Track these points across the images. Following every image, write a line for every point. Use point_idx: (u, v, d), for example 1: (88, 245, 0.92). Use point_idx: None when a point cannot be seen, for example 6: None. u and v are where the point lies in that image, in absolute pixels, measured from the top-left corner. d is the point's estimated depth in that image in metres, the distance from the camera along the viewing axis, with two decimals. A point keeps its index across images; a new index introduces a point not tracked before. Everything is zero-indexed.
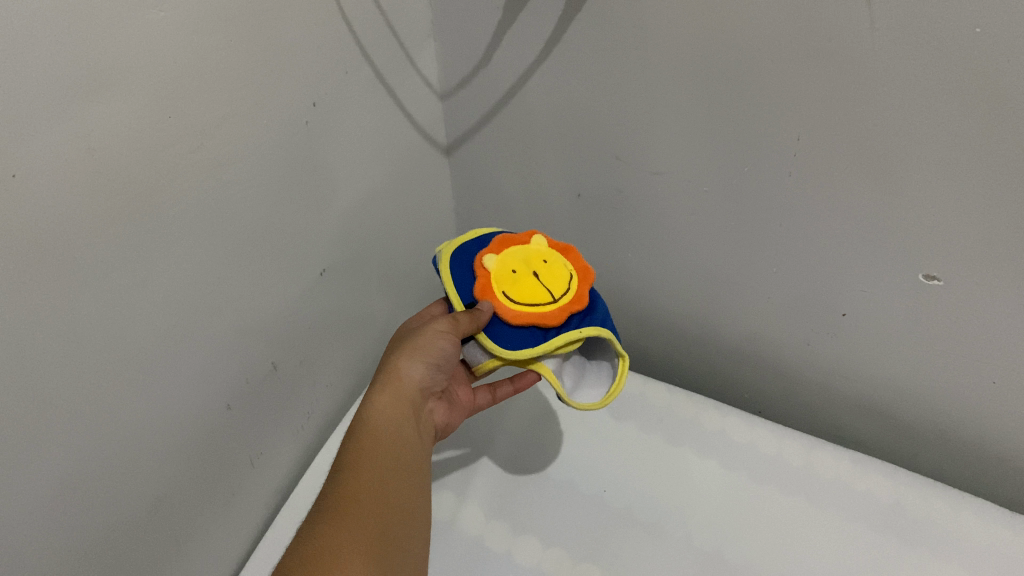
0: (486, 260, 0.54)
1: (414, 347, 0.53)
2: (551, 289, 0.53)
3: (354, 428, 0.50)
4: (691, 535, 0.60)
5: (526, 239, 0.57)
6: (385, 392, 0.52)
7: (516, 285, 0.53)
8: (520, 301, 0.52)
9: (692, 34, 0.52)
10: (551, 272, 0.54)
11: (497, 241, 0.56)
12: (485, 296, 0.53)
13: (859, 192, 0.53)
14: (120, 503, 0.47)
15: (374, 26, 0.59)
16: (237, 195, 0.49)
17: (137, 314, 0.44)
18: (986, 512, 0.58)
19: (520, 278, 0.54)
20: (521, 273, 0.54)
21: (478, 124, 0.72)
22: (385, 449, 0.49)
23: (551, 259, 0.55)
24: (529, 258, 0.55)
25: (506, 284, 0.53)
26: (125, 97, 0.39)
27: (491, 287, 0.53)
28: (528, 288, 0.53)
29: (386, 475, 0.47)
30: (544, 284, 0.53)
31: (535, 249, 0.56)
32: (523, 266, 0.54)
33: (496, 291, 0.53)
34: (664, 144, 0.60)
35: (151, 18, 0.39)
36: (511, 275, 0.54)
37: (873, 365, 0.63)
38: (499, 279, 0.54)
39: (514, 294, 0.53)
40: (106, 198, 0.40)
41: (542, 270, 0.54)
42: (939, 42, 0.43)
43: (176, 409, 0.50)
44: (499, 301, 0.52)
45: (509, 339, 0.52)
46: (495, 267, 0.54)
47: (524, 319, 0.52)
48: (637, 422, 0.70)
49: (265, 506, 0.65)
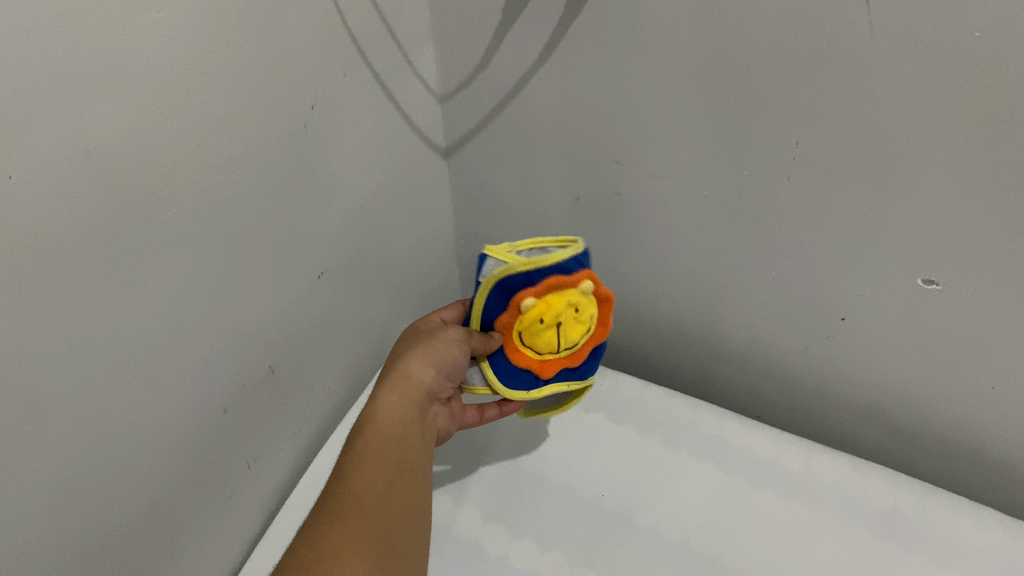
0: (525, 302, 0.52)
1: (427, 351, 0.55)
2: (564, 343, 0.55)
3: (362, 426, 0.50)
4: (689, 540, 0.60)
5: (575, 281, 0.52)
6: (394, 392, 0.53)
7: (536, 333, 0.54)
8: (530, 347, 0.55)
9: (692, 37, 0.52)
10: (574, 327, 0.54)
11: (545, 279, 0.52)
12: (501, 331, 0.55)
13: (858, 196, 0.53)
14: (116, 506, 0.46)
15: (373, 29, 0.59)
16: (235, 198, 0.49)
17: (134, 317, 0.44)
18: (983, 517, 0.58)
19: (544, 329, 0.53)
20: (548, 322, 0.53)
21: (476, 126, 0.72)
22: (391, 450, 0.49)
23: (585, 308, 0.53)
24: (565, 308, 0.52)
25: (528, 330, 0.53)
26: (122, 98, 0.39)
27: (511, 325, 0.54)
28: (543, 338, 0.54)
29: (390, 478, 0.47)
30: (558, 340, 0.54)
31: (578, 298, 0.53)
32: (553, 317, 0.53)
33: (514, 331, 0.54)
34: (663, 147, 0.60)
35: (149, 19, 0.39)
36: (537, 323, 0.53)
37: (871, 370, 0.63)
38: (525, 323, 0.53)
39: (528, 340, 0.54)
40: (102, 200, 0.39)
41: (567, 322, 0.53)
42: (939, 46, 0.43)
43: (172, 412, 0.49)
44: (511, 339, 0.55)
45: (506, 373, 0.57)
46: (527, 311, 0.52)
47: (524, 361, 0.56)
48: (635, 426, 0.70)
49: (261, 510, 0.64)
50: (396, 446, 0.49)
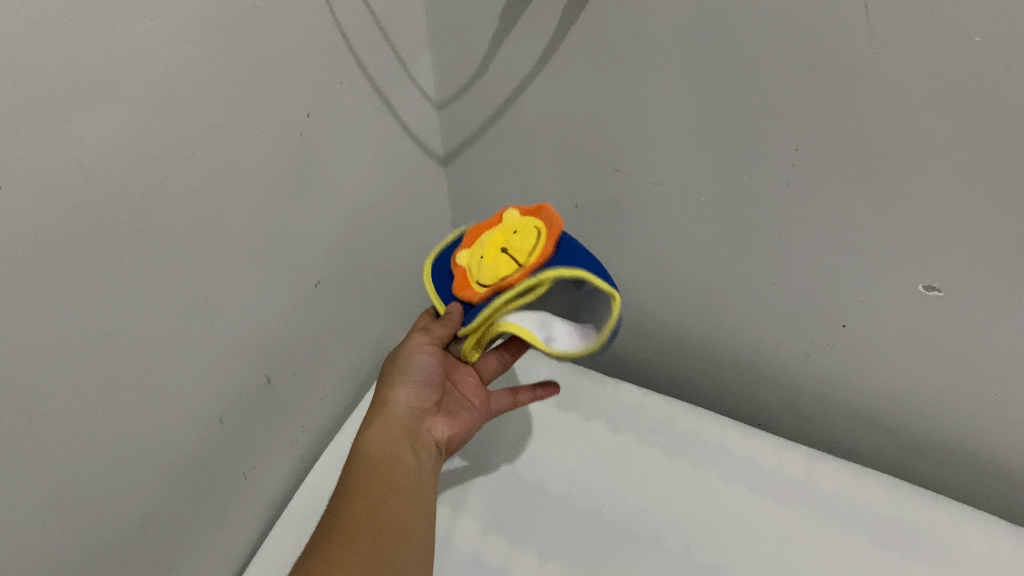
0: (458, 257, 0.55)
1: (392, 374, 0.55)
2: (517, 255, 0.50)
3: (350, 462, 0.50)
4: (690, 549, 0.59)
5: (499, 217, 0.55)
6: (374, 423, 0.52)
7: (484, 265, 0.52)
8: (487, 271, 0.51)
9: (690, 42, 0.52)
10: (518, 239, 0.51)
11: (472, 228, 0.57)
12: (461, 290, 0.54)
13: (859, 202, 0.52)
14: (110, 518, 0.46)
15: (369, 36, 0.58)
16: (230, 206, 0.49)
17: (128, 328, 0.43)
18: (986, 524, 0.58)
19: (484, 258, 0.52)
20: (486, 248, 0.52)
21: (473, 133, 0.71)
22: (377, 473, 0.49)
23: (523, 224, 0.53)
24: (498, 234, 0.53)
25: (476, 271, 0.52)
26: (114, 108, 0.38)
27: (466, 282, 0.54)
28: (495, 262, 0.51)
29: (378, 499, 0.47)
30: (509, 254, 0.51)
31: (511, 223, 0.54)
32: (489, 246, 0.52)
33: (471, 282, 0.53)
34: (661, 152, 0.60)
35: (141, 26, 0.39)
36: (479, 260, 0.52)
37: (872, 377, 0.63)
38: (472, 268, 0.53)
39: (484, 277, 0.52)
40: (94, 210, 0.39)
41: (509, 237, 0.52)
42: (939, 50, 0.43)
43: (168, 424, 0.49)
44: (472, 288, 0.52)
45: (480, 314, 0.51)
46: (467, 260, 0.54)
47: (486, 295, 0.51)
48: (635, 435, 0.69)
49: (258, 522, 0.64)
50: (384, 468, 0.49)
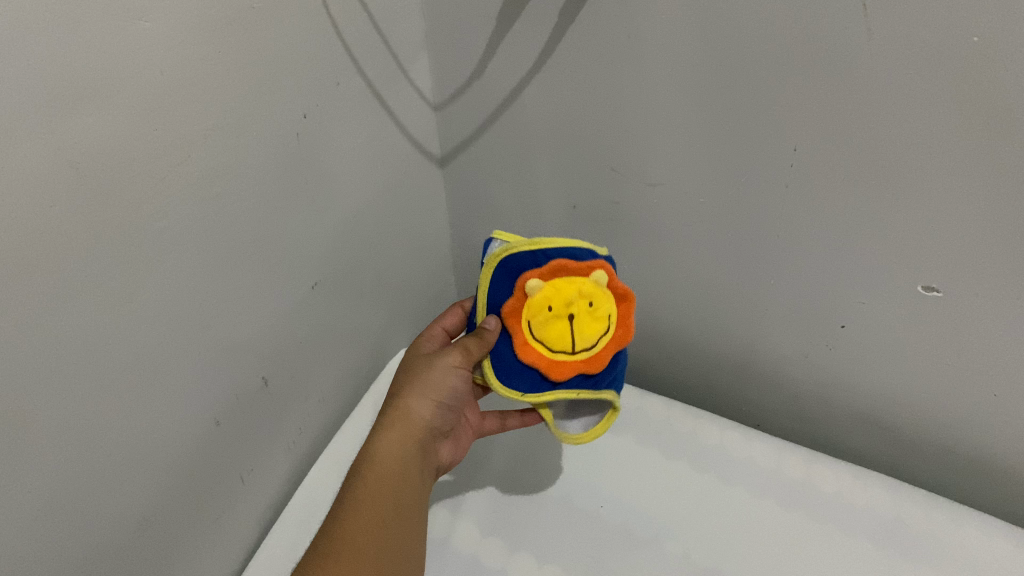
0: (529, 283, 0.50)
1: (426, 384, 0.54)
2: (579, 342, 0.51)
3: (361, 466, 0.50)
4: (689, 552, 0.59)
5: (586, 269, 0.51)
6: (394, 429, 0.52)
7: (548, 324, 0.51)
8: (542, 342, 0.52)
9: (687, 43, 0.52)
10: (590, 319, 0.51)
11: (556, 262, 0.51)
12: (509, 319, 0.52)
13: (857, 202, 0.52)
14: (106, 522, 0.46)
15: (366, 37, 0.58)
16: (226, 208, 0.49)
17: (124, 331, 0.43)
18: (985, 525, 0.58)
19: (552, 317, 0.51)
20: (559, 307, 0.51)
21: (471, 135, 0.71)
22: (388, 487, 0.49)
23: (602, 301, 0.51)
24: (576, 297, 0.50)
25: (536, 317, 0.51)
26: (109, 110, 0.38)
27: (517, 311, 0.52)
28: (558, 331, 0.51)
29: (387, 518, 0.47)
30: (573, 330, 0.51)
31: (591, 288, 0.51)
32: (561, 306, 0.51)
33: (523, 318, 0.52)
34: (659, 153, 0.60)
35: (137, 28, 0.39)
36: (546, 311, 0.51)
37: (871, 378, 0.63)
38: (532, 309, 0.51)
39: (541, 332, 0.52)
40: (89, 212, 0.39)
41: (583, 314, 0.51)
42: (937, 49, 0.43)
43: (165, 427, 0.49)
44: (520, 328, 0.52)
45: (514, 374, 0.54)
46: (534, 293, 0.50)
47: (530, 359, 0.53)
48: (634, 436, 0.69)
49: (255, 525, 0.64)
50: (394, 486, 0.49)
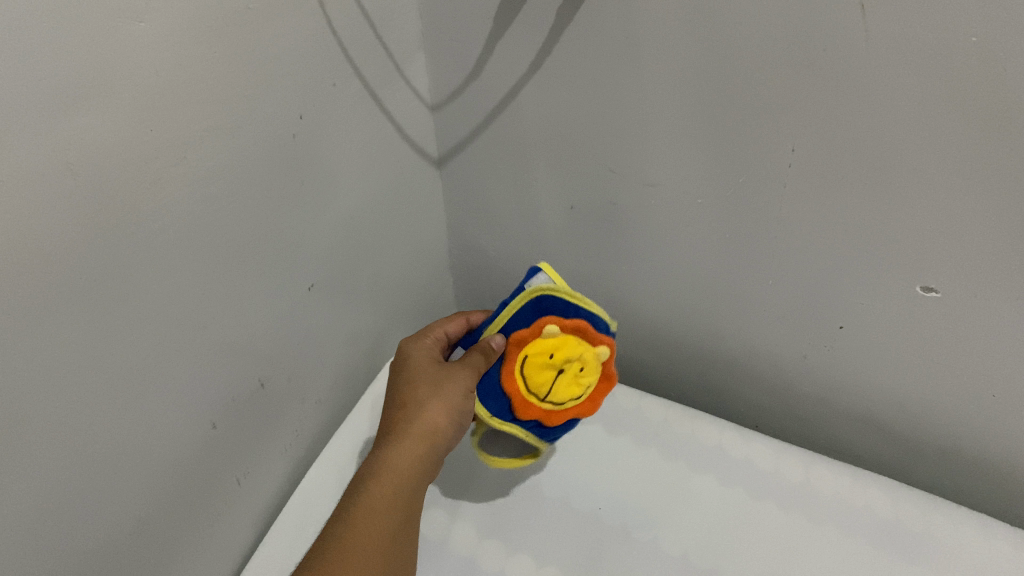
0: (550, 326, 0.55)
1: (449, 400, 0.54)
2: (552, 394, 0.56)
3: (385, 475, 0.49)
4: (688, 554, 0.59)
5: (596, 339, 0.56)
6: (416, 439, 0.51)
7: (539, 367, 0.56)
8: (524, 379, 0.57)
9: (686, 43, 0.51)
10: (571, 382, 0.56)
11: (578, 322, 0.56)
12: (513, 346, 0.57)
13: (855, 203, 0.52)
14: (102, 526, 0.46)
15: (363, 38, 0.58)
16: (222, 210, 0.48)
17: (119, 333, 0.43)
18: (984, 526, 0.57)
19: (547, 364, 0.55)
20: (556, 360, 0.55)
21: (468, 136, 0.71)
22: (404, 499, 0.49)
23: (591, 372, 0.56)
24: (575, 359, 0.55)
25: (534, 357, 0.56)
26: (104, 111, 0.38)
27: (523, 344, 0.57)
28: (543, 377, 0.56)
29: (400, 531, 0.47)
30: (553, 385, 0.56)
31: (591, 358, 0.56)
32: (561, 359, 0.55)
33: (524, 351, 0.57)
34: (657, 154, 0.59)
35: (132, 28, 0.38)
36: (545, 356, 0.55)
37: (869, 378, 0.62)
38: (536, 348, 0.56)
39: (530, 371, 0.56)
40: (83, 214, 0.38)
41: (569, 374, 0.56)
42: (935, 50, 0.43)
43: (161, 429, 0.48)
44: (517, 358, 0.57)
45: (490, 392, 0.58)
46: (547, 337, 0.55)
47: (507, 388, 0.57)
48: (632, 438, 0.69)
49: (252, 527, 0.63)
50: (411, 502, 0.49)
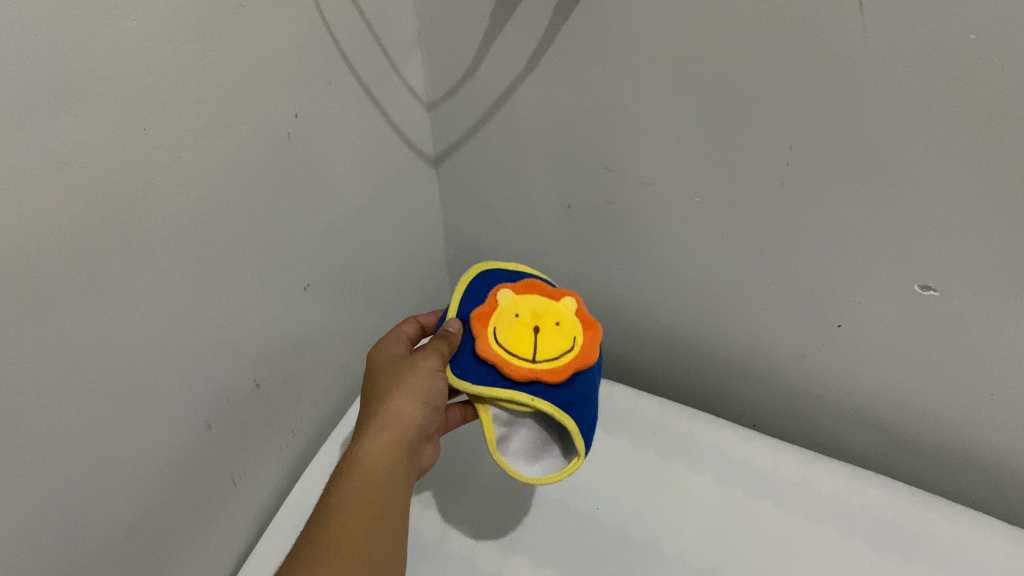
0: (502, 291, 0.57)
1: (414, 388, 0.52)
2: (539, 348, 0.54)
3: (355, 470, 0.47)
4: (686, 554, 0.59)
5: (556, 296, 0.58)
6: (385, 432, 0.50)
7: (512, 324, 0.55)
8: (503, 344, 0.54)
9: (683, 40, 0.51)
10: (553, 333, 0.55)
11: (532, 283, 0.58)
12: (477, 320, 0.56)
13: (853, 200, 0.52)
14: (96, 528, 0.45)
15: (358, 36, 0.57)
16: (216, 209, 0.48)
17: (112, 334, 0.42)
18: (983, 525, 0.57)
19: (518, 320, 0.55)
20: (523, 316, 0.55)
21: (464, 134, 0.71)
22: (377, 493, 0.46)
23: (567, 325, 0.56)
24: (544, 311, 0.56)
25: (502, 320, 0.55)
26: (96, 111, 0.38)
27: (485, 317, 0.56)
28: (521, 334, 0.54)
29: (376, 524, 0.45)
30: (535, 338, 0.54)
31: (558, 310, 0.56)
32: (529, 314, 0.55)
33: (489, 321, 0.56)
34: (653, 152, 0.59)
35: (123, 27, 0.38)
36: (512, 314, 0.55)
37: (868, 377, 0.62)
38: (500, 313, 0.56)
39: (504, 332, 0.55)
40: (76, 214, 0.38)
41: (547, 327, 0.55)
42: (932, 47, 0.43)
43: (155, 431, 0.48)
44: (486, 329, 0.55)
45: (471, 372, 0.54)
46: (504, 301, 0.56)
47: (488, 356, 0.54)
48: (629, 438, 0.68)
49: (248, 528, 0.63)
50: (388, 495, 0.47)
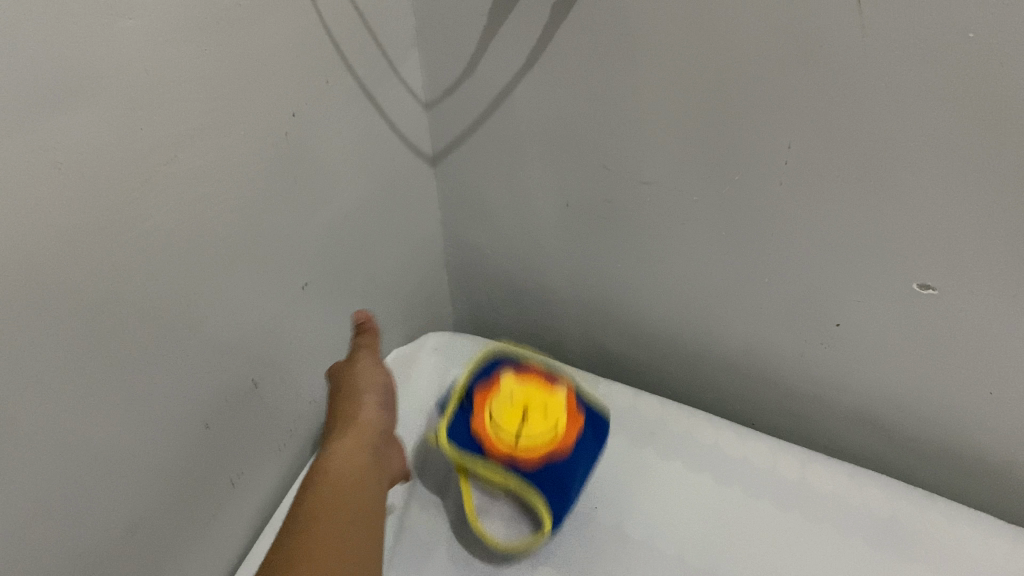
0: (504, 375, 0.67)
1: (365, 395, 0.57)
2: (523, 437, 0.62)
3: (323, 472, 0.50)
4: (684, 554, 0.59)
5: (552, 387, 0.66)
6: (345, 437, 0.53)
7: (506, 414, 0.64)
8: (495, 427, 0.63)
9: (681, 39, 0.51)
10: (536, 426, 0.63)
11: (534, 364, 0.69)
12: (480, 398, 0.66)
13: (852, 199, 0.52)
14: (93, 528, 0.45)
15: (356, 34, 0.57)
16: (213, 209, 0.48)
17: (110, 334, 0.42)
18: (983, 524, 0.57)
19: (513, 410, 0.64)
20: (518, 402, 0.65)
21: (463, 133, 0.70)
22: (347, 486, 0.49)
23: (555, 408, 0.64)
24: (536, 400, 0.65)
25: (499, 407, 0.64)
26: (94, 111, 0.38)
27: (487, 400, 0.65)
28: (512, 424, 0.63)
29: (351, 512, 0.47)
30: (521, 430, 0.63)
31: (548, 398, 0.65)
32: (522, 406, 0.64)
33: (489, 404, 0.65)
34: (652, 150, 0.59)
35: (120, 27, 0.38)
36: (508, 405, 0.64)
37: (867, 376, 0.62)
38: (500, 398, 0.65)
39: (499, 421, 0.63)
40: (74, 213, 0.38)
41: (532, 419, 0.63)
42: (932, 45, 0.43)
43: (154, 430, 0.48)
44: (484, 416, 0.64)
45: (464, 444, 0.63)
46: (506, 381, 0.66)
47: (479, 433, 0.63)
48: (628, 437, 0.68)
49: (246, 528, 0.63)
50: (357, 489, 0.49)
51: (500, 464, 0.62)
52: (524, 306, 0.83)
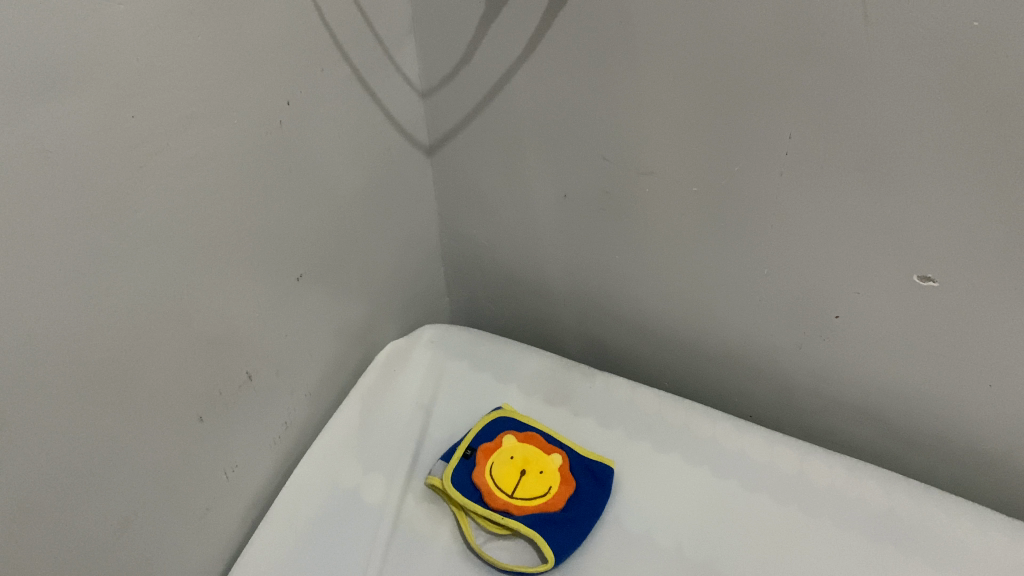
0: (505, 439, 0.67)
1: None
2: (521, 490, 0.62)
3: None
4: (682, 548, 0.58)
5: (549, 451, 0.66)
6: None
7: (506, 471, 0.64)
8: (496, 477, 0.63)
9: (681, 27, 0.50)
10: (534, 488, 0.62)
11: (530, 431, 0.68)
12: (482, 453, 0.65)
13: (852, 191, 0.51)
14: (86, 521, 0.45)
15: (351, 22, 0.56)
16: (206, 199, 0.47)
17: (102, 325, 0.42)
18: (981, 518, 0.57)
19: (512, 470, 0.64)
20: (518, 463, 0.65)
21: (460, 122, 0.70)
22: None
23: (551, 476, 0.64)
24: (534, 467, 0.64)
25: (500, 466, 0.64)
26: (84, 97, 0.37)
27: (489, 455, 0.65)
28: (511, 479, 0.63)
29: None
30: (520, 486, 0.62)
31: (545, 463, 0.65)
32: (522, 467, 0.64)
33: (491, 460, 0.65)
34: (650, 141, 0.58)
35: (111, 11, 0.37)
36: (508, 464, 0.64)
37: (865, 369, 0.62)
38: (500, 456, 0.65)
39: (499, 477, 0.63)
40: (66, 201, 0.37)
41: (532, 474, 0.64)
42: (936, 34, 0.42)
43: (146, 424, 0.48)
44: (486, 466, 0.64)
45: (464, 486, 0.62)
46: (506, 446, 0.66)
47: (478, 479, 0.63)
48: (627, 430, 0.68)
49: (242, 522, 0.62)
50: None
51: (497, 507, 0.60)
52: (521, 298, 0.83)
